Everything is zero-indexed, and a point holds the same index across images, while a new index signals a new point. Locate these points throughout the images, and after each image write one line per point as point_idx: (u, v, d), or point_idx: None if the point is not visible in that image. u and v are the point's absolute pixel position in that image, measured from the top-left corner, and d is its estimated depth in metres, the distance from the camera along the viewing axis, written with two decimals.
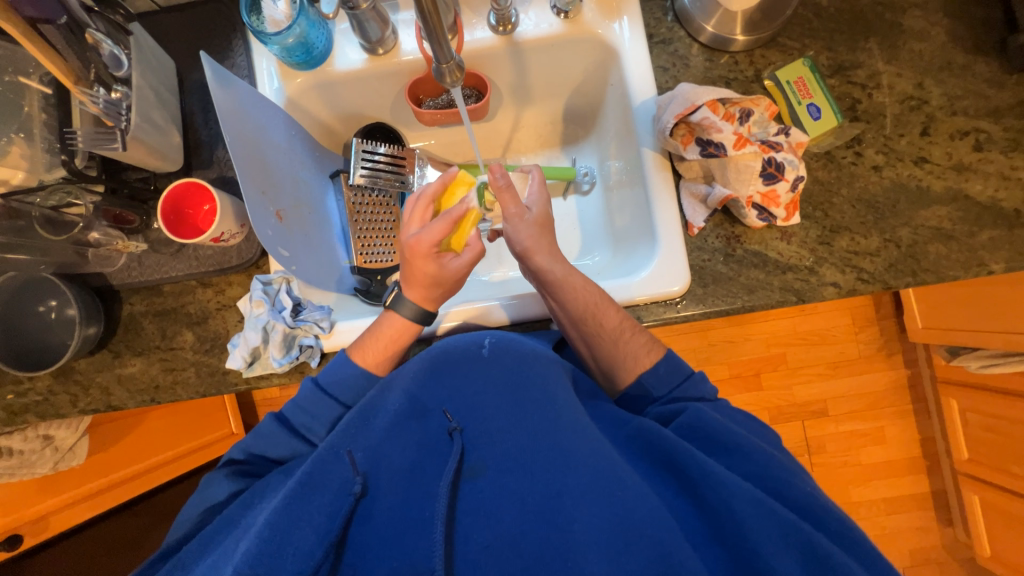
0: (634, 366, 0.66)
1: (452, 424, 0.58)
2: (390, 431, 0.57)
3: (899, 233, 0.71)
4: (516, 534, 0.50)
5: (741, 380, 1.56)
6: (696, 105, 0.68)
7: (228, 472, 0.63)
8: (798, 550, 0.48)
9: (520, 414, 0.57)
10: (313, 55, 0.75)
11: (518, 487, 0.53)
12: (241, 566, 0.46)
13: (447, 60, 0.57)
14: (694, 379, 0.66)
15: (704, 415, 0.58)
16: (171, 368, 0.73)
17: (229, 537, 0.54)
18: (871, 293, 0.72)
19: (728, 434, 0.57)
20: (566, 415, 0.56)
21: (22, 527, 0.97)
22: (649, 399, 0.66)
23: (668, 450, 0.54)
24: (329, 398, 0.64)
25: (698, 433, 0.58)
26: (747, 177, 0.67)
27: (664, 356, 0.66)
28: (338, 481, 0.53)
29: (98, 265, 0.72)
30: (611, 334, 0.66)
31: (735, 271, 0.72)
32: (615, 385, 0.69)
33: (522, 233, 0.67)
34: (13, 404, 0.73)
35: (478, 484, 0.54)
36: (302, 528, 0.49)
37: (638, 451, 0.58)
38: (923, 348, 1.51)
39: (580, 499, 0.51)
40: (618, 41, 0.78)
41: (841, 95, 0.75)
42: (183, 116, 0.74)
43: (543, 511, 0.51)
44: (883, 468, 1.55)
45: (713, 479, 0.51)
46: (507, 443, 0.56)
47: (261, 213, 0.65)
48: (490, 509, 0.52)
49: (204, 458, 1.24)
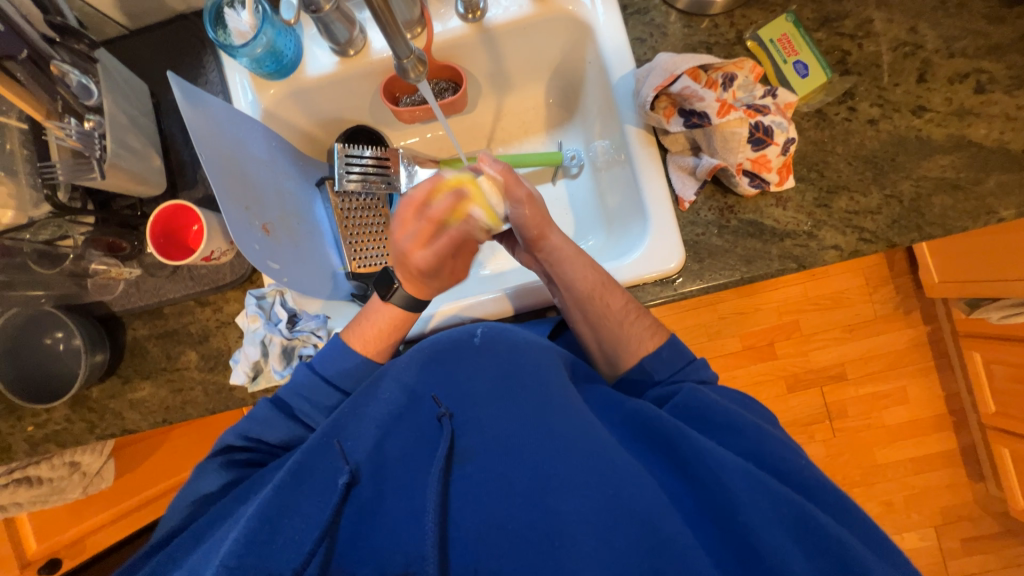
0: (637, 348, 0.66)
1: (441, 410, 0.57)
2: (384, 420, 0.57)
3: (900, 188, 0.68)
4: (504, 518, 0.50)
5: (754, 352, 1.53)
6: (676, 75, 0.66)
7: (234, 460, 0.63)
8: (792, 524, 0.47)
9: (510, 400, 0.57)
10: (283, 63, 0.74)
11: (507, 470, 0.53)
12: (228, 558, 0.46)
13: (407, 55, 0.56)
14: (696, 363, 0.65)
15: (700, 394, 0.58)
16: (179, 389, 0.74)
17: (218, 531, 0.54)
18: (876, 253, 0.69)
19: (723, 412, 0.56)
20: (555, 398, 0.56)
21: (60, 551, 1.04)
22: (650, 381, 0.65)
23: (662, 431, 0.54)
24: (330, 386, 0.66)
25: (694, 412, 0.57)
26: (735, 145, 0.65)
27: (667, 340, 0.66)
28: (329, 470, 0.54)
29: (98, 294, 0.73)
30: (616, 315, 0.66)
31: (731, 243, 0.70)
32: (615, 369, 0.69)
33: (529, 220, 0.68)
34: (35, 435, 0.76)
35: (468, 471, 0.53)
36: (291, 519, 0.50)
37: (630, 431, 0.57)
38: (942, 303, 1.47)
39: (570, 480, 0.50)
40: (591, 17, 0.75)
41: (829, 49, 0.72)
42: (162, 138, 0.74)
43: (533, 495, 0.51)
44: (907, 427, 1.52)
45: (707, 459, 0.50)
46: (494, 430, 0.56)
47: (246, 228, 0.65)
48: (480, 494, 0.52)
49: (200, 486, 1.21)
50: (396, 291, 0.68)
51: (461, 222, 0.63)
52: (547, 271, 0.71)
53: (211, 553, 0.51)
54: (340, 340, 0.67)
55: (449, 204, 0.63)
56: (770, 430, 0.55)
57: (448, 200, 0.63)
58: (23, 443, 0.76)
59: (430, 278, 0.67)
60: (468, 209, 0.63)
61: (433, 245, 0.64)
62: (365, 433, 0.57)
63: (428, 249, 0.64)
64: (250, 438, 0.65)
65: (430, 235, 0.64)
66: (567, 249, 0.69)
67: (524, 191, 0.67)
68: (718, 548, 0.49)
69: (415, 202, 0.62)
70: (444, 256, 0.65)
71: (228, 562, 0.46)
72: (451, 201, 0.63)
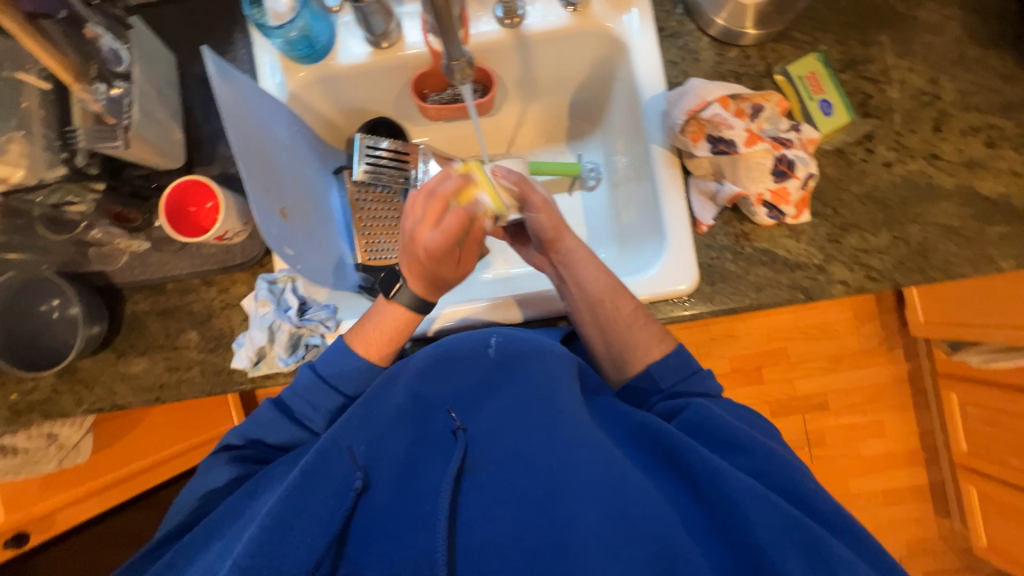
0: (644, 355, 0.66)
1: (456, 423, 0.58)
2: (395, 427, 0.57)
3: (908, 232, 0.71)
4: (514, 528, 0.51)
5: (742, 374, 1.56)
6: (708, 101, 0.68)
7: (229, 458, 0.62)
8: (800, 543, 0.48)
9: (523, 411, 0.58)
10: (316, 49, 0.74)
11: (521, 482, 0.53)
12: (244, 557, 0.46)
13: (458, 56, 0.55)
14: (701, 374, 0.65)
15: (708, 411, 0.59)
16: (176, 367, 0.73)
17: (234, 526, 0.54)
18: (880, 291, 0.71)
19: (731, 430, 0.57)
20: (569, 412, 0.56)
21: (28, 526, 0.99)
22: (654, 391, 0.66)
23: (672, 448, 0.55)
24: (332, 389, 0.64)
25: (700, 428, 0.58)
26: (758, 175, 0.66)
27: (675, 349, 0.66)
28: (340, 476, 0.53)
29: (100, 264, 0.71)
30: (625, 319, 0.66)
31: (744, 269, 0.71)
32: (623, 374, 0.68)
33: (545, 220, 0.70)
34: (17, 404, 0.73)
35: (480, 480, 0.54)
36: (304, 522, 0.50)
37: (640, 445, 0.58)
38: (924, 342, 1.52)
39: (586, 494, 0.51)
40: (627, 34, 0.76)
41: (853, 91, 0.74)
42: (183, 111, 0.72)
43: (545, 508, 0.51)
44: (881, 460, 1.56)
45: (722, 478, 0.51)
46: (507, 441, 0.56)
47: (266, 212, 0.64)
48: (494, 505, 0.52)
49: (175, 471, 1.17)
50: (400, 291, 0.66)
51: (470, 203, 0.60)
52: (560, 273, 0.71)
53: (224, 554, 0.50)
54: (341, 341, 0.65)
55: (457, 184, 0.60)
56: (777, 450, 0.57)
57: (457, 181, 0.60)
58: (4, 411, 0.73)
59: (426, 267, 0.62)
60: (475, 195, 0.60)
61: (439, 226, 0.58)
62: (376, 441, 0.56)
63: (439, 231, 0.58)
64: (249, 427, 0.64)
65: (437, 216, 0.59)
66: (581, 253, 0.70)
67: (539, 196, 0.69)
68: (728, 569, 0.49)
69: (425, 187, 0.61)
70: (450, 239, 0.58)
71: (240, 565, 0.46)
72: (460, 181, 0.59)
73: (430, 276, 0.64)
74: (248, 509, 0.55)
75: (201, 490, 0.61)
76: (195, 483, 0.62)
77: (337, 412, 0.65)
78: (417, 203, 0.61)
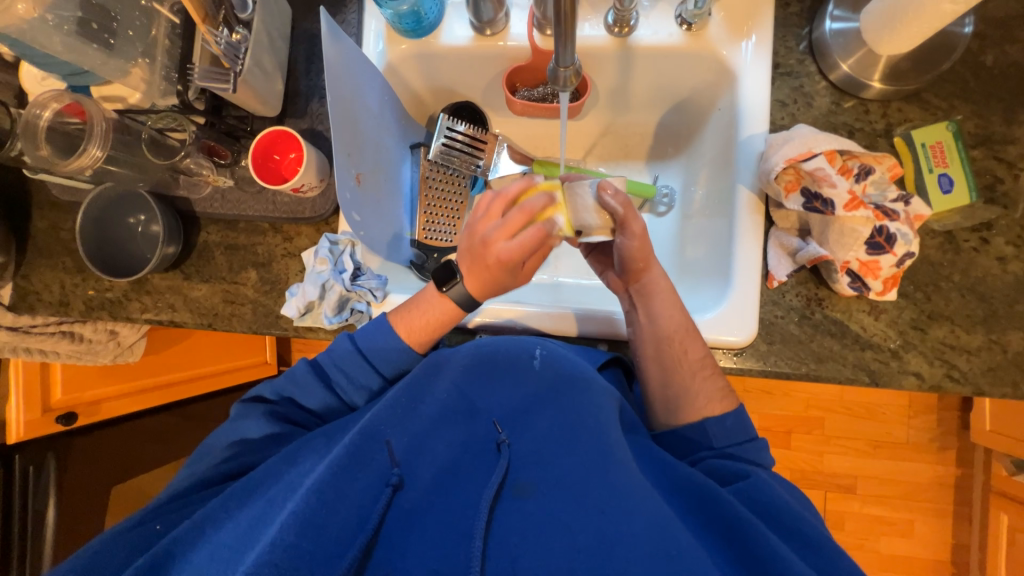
0: (702, 406, 0.63)
1: (500, 436, 0.58)
2: (437, 425, 0.59)
3: (1008, 337, 0.64)
4: (558, 567, 0.48)
5: (770, 435, 1.48)
6: (812, 152, 0.63)
7: (264, 414, 0.65)
8: None
9: (567, 439, 0.57)
10: (423, 25, 0.74)
11: (564, 515, 0.52)
12: (282, 531, 0.46)
13: (566, 64, 0.55)
14: (757, 444, 0.62)
15: (768, 486, 0.55)
16: (231, 301, 0.77)
17: (272, 490, 0.55)
18: (958, 394, 0.65)
19: (790, 511, 0.53)
20: (616, 450, 0.54)
21: (78, 407, 1.07)
22: (705, 445, 0.62)
23: (726, 516, 0.51)
24: (364, 361, 0.65)
25: (758, 503, 0.54)
26: (850, 242, 0.61)
27: (736, 410, 0.63)
28: (380, 465, 0.54)
29: (186, 191, 0.76)
30: (691, 365, 0.64)
31: (808, 335, 0.67)
32: (670, 419, 0.66)
33: (636, 250, 0.65)
34: (92, 300, 0.80)
35: (520, 503, 0.53)
36: (343, 507, 0.50)
37: (688, 505, 0.55)
38: (983, 451, 1.38)
39: (635, 547, 0.48)
40: (740, 64, 0.72)
41: (981, 171, 0.66)
42: (288, 63, 0.75)
43: (589, 550, 0.49)
44: (903, 562, 1.45)
45: (783, 565, 0.47)
46: (551, 467, 0.55)
47: (344, 176, 0.66)
48: (536, 533, 0.51)
49: (205, 388, 1.28)
50: (454, 285, 0.65)
51: (550, 222, 0.60)
52: (633, 302, 0.69)
53: (263, 519, 0.51)
54: (385, 320, 0.67)
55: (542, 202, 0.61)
56: (839, 546, 0.52)
57: (543, 199, 0.60)
58: (80, 303, 0.80)
59: (489, 271, 0.62)
60: (552, 215, 0.61)
61: (516, 238, 0.59)
62: (417, 436, 0.57)
63: (513, 243, 0.59)
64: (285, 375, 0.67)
65: (517, 228, 0.59)
66: (663, 288, 0.67)
67: (640, 226, 0.64)
68: None
69: (507, 196, 0.61)
70: (526, 252, 0.59)
71: (280, 543, 0.45)
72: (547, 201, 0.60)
73: (490, 280, 0.63)
74: (285, 474, 0.57)
75: (229, 440, 0.63)
76: (226, 427, 0.64)
77: (376, 393, 0.67)
78: (495, 209, 0.61)
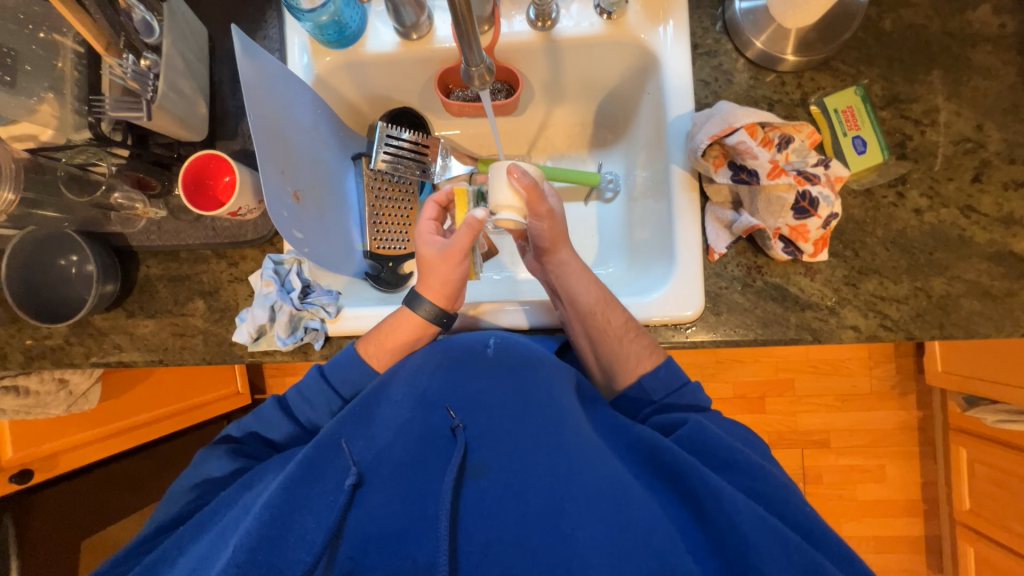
0: (634, 366, 0.65)
1: (454, 420, 0.57)
2: (394, 423, 0.58)
3: (931, 283, 0.68)
4: (518, 536, 0.50)
5: (744, 402, 1.53)
6: (733, 127, 0.65)
7: (229, 450, 0.64)
8: (800, 570, 0.47)
9: (524, 417, 0.58)
10: (346, 34, 0.74)
11: (521, 489, 0.53)
12: (240, 550, 0.48)
13: (475, 63, 0.55)
14: (691, 386, 0.65)
15: (705, 429, 0.57)
16: (181, 334, 0.75)
17: (227, 516, 0.55)
18: (893, 341, 0.69)
19: (728, 447, 0.56)
20: (567, 421, 0.56)
21: (33, 463, 1.01)
22: (647, 402, 0.65)
23: (671, 462, 0.54)
24: (326, 384, 0.65)
25: (699, 445, 0.57)
26: (778, 210, 0.64)
27: (665, 362, 0.65)
28: (338, 470, 0.55)
29: (120, 226, 0.73)
30: (616, 333, 0.66)
31: (752, 302, 0.69)
32: (612, 385, 0.68)
33: (545, 232, 0.67)
34: (31, 349, 0.76)
35: (478, 483, 0.54)
36: (303, 516, 0.51)
37: (640, 460, 0.57)
38: (939, 392, 1.47)
39: (586, 506, 0.51)
40: (660, 48, 0.74)
41: (891, 130, 0.70)
42: (211, 84, 0.73)
43: (545, 518, 0.51)
44: (879, 506, 1.52)
45: (717, 501, 0.50)
46: (509, 445, 0.56)
47: (278, 194, 0.65)
48: (496, 510, 0.52)
49: (174, 426, 1.24)
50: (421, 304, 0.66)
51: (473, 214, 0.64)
52: (553, 283, 0.71)
53: (222, 540, 0.52)
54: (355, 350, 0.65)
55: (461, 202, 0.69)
56: (772, 471, 0.56)
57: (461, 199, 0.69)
58: (19, 355, 0.76)
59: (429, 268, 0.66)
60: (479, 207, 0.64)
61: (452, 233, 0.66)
62: (373, 437, 0.58)
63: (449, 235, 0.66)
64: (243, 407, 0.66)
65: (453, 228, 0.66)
66: (579, 268, 0.69)
67: (545, 209, 0.65)
68: None
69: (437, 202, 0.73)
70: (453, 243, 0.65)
71: (239, 562, 0.47)
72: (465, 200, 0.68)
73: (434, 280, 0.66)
74: (241, 499, 0.57)
75: (193, 479, 0.62)
76: (188, 470, 0.63)
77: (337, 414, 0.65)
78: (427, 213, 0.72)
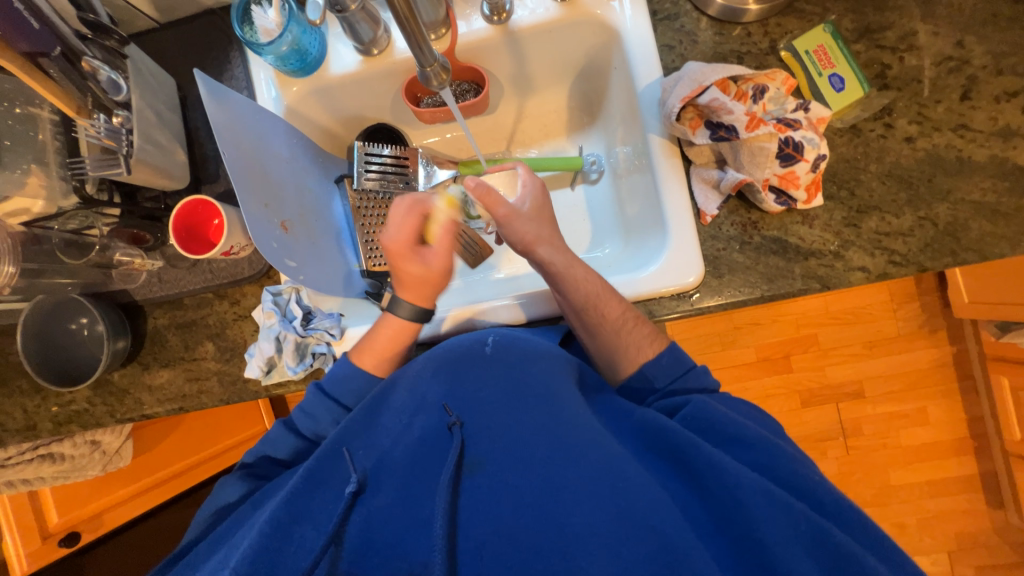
0: (634, 357, 0.64)
1: (452, 418, 0.57)
2: (395, 430, 0.59)
3: (935, 211, 0.65)
4: (514, 530, 0.50)
5: (769, 363, 1.50)
6: (704, 86, 0.65)
7: (242, 475, 0.65)
8: (808, 538, 0.47)
9: (522, 407, 0.57)
10: (308, 61, 0.75)
11: (517, 481, 0.53)
12: (242, 563, 0.49)
13: (430, 63, 0.57)
14: (697, 371, 0.64)
15: (709, 407, 0.57)
16: (195, 378, 0.76)
17: (236, 534, 0.56)
18: (905, 276, 0.66)
19: (734, 424, 0.55)
20: (565, 407, 0.56)
21: (80, 525, 1.07)
22: (649, 390, 0.64)
23: (675, 442, 0.53)
24: (329, 400, 0.65)
25: (704, 424, 0.56)
26: (763, 160, 0.63)
27: (667, 348, 0.65)
28: (339, 480, 0.56)
29: (122, 282, 0.75)
30: (613, 326, 0.64)
31: (753, 260, 0.68)
32: (615, 373, 0.67)
33: (520, 229, 0.65)
34: (59, 415, 0.78)
35: (474, 479, 0.54)
36: (303, 526, 0.52)
37: (644, 442, 0.56)
38: (970, 324, 1.42)
39: (583, 492, 0.50)
40: (619, 21, 0.73)
41: (868, 62, 0.69)
42: (187, 131, 0.75)
43: (540, 506, 0.51)
44: (925, 450, 1.47)
45: (722, 475, 0.50)
46: (506, 437, 0.56)
47: (263, 225, 0.66)
48: (490, 504, 0.52)
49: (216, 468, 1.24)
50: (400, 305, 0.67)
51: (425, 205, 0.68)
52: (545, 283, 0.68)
53: (227, 558, 0.52)
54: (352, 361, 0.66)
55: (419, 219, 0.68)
56: (782, 445, 0.55)
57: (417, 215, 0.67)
58: (48, 422, 0.78)
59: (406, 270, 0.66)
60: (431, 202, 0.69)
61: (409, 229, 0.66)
62: (374, 444, 0.58)
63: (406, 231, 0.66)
64: (262, 445, 0.67)
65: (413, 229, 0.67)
66: (566, 262, 0.65)
67: (501, 210, 0.65)
68: (731, 563, 0.48)
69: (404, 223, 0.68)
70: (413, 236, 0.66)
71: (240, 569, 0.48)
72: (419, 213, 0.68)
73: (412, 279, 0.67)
74: (251, 517, 0.58)
75: (213, 509, 0.63)
76: (215, 504, 0.64)
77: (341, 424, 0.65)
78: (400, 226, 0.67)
